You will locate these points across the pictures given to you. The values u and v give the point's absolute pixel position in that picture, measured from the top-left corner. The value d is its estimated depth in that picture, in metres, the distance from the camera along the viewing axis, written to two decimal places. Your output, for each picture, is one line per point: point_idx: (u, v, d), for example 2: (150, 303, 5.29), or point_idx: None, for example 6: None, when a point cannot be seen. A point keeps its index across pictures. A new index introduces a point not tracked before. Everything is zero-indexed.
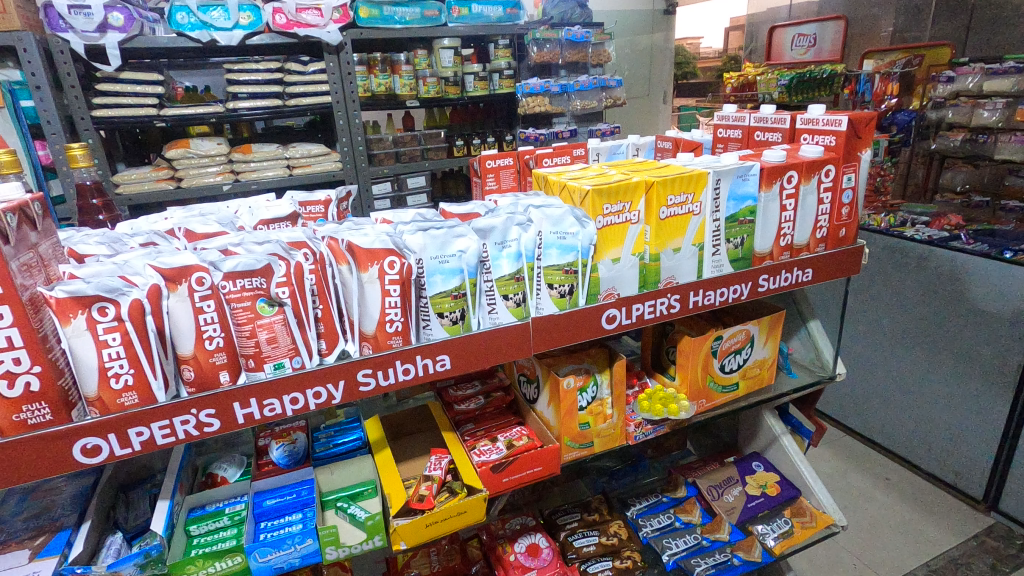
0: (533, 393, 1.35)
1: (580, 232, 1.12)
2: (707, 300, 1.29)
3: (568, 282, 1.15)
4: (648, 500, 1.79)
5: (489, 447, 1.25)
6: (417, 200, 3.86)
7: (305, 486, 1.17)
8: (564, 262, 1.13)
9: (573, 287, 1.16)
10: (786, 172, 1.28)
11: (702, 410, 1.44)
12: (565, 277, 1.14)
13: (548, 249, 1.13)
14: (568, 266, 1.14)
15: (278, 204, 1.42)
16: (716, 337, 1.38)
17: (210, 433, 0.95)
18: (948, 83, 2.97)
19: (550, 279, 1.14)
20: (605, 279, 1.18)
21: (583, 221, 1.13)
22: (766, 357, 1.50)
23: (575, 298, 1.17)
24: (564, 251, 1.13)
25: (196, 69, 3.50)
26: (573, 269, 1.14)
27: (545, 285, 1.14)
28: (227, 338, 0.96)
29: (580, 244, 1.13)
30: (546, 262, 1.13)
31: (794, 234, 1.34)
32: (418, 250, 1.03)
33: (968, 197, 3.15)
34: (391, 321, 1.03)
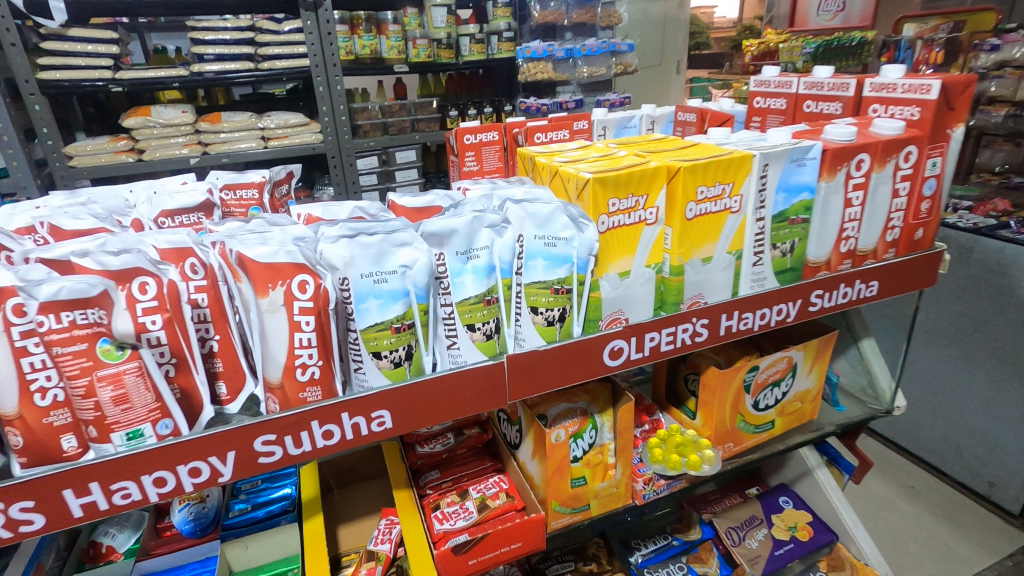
0: (516, 436, 1.06)
1: (575, 238, 0.81)
2: (744, 324, 0.98)
3: (557, 305, 0.84)
4: (655, 542, 1.53)
5: (455, 508, 0.98)
6: (406, 175, 3.46)
7: (206, 568, 0.89)
8: (552, 279, 0.83)
9: (565, 312, 0.85)
10: (854, 155, 0.95)
11: (729, 456, 1.14)
12: (555, 299, 0.83)
13: (530, 260, 0.82)
14: (559, 284, 0.83)
15: (192, 189, 1.10)
16: (751, 368, 1.07)
17: (29, 534, 0.64)
18: (992, 51, 2.49)
19: (532, 301, 0.83)
20: (607, 301, 0.87)
21: (582, 223, 0.81)
22: (810, 388, 1.20)
23: (568, 327, 0.86)
24: (553, 266, 0.82)
25: (172, 30, 3.24)
26: (566, 289, 0.83)
27: (527, 307, 0.84)
28: (64, 394, 0.66)
29: (576, 254, 0.82)
30: (528, 278, 0.83)
31: (858, 237, 1.02)
32: (342, 265, 0.72)
33: (1006, 178, 2.73)
34: (304, 365, 0.72)
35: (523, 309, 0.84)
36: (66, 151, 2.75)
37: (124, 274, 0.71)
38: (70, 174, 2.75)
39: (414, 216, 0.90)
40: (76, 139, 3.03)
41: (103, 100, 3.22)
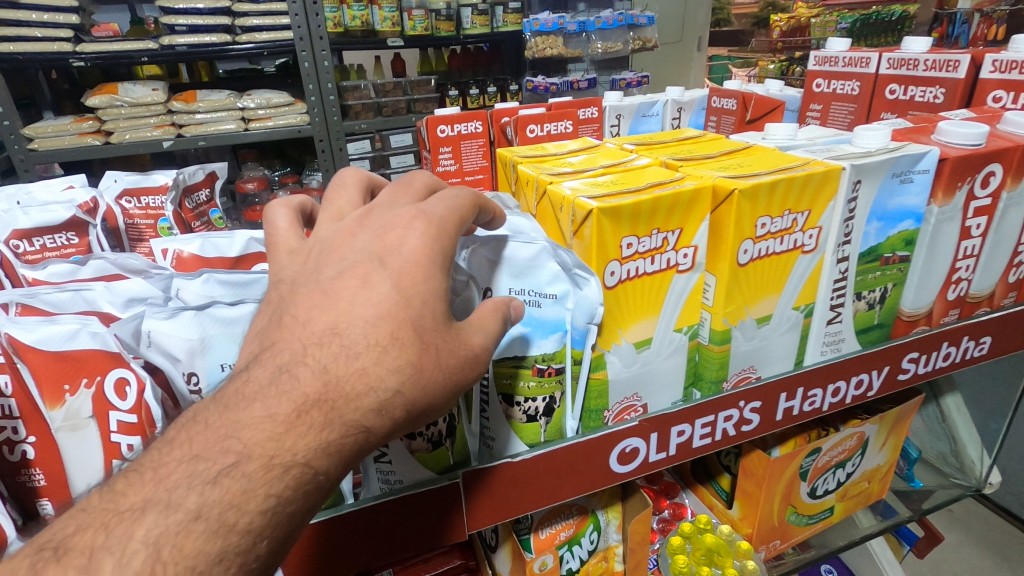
0: (490, 537, 0.75)
1: (569, 297, 0.53)
2: (811, 403, 0.69)
3: (537, 395, 0.56)
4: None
5: None
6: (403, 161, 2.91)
7: None
8: (536, 355, 0.55)
9: (553, 402, 0.57)
10: (982, 167, 0.65)
11: (772, 556, 0.87)
12: (537, 387, 0.56)
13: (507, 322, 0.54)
14: (546, 363, 0.55)
15: (66, 199, 0.82)
16: (811, 452, 0.79)
17: None
18: None
19: (503, 388, 0.56)
20: (615, 383, 0.60)
21: (581, 277, 0.53)
22: (880, 465, 0.92)
23: (558, 422, 0.59)
24: (537, 336, 0.54)
25: None
26: (553, 370, 0.56)
27: (497, 396, 0.56)
28: None
29: (573, 320, 0.54)
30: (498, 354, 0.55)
31: (971, 279, 0.73)
32: (184, 355, 0.44)
33: None
34: None
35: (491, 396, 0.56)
36: (25, 133, 2.28)
37: None
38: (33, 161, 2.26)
39: None
40: (47, 118, 2.62)
41: (77, 75, 2.79)
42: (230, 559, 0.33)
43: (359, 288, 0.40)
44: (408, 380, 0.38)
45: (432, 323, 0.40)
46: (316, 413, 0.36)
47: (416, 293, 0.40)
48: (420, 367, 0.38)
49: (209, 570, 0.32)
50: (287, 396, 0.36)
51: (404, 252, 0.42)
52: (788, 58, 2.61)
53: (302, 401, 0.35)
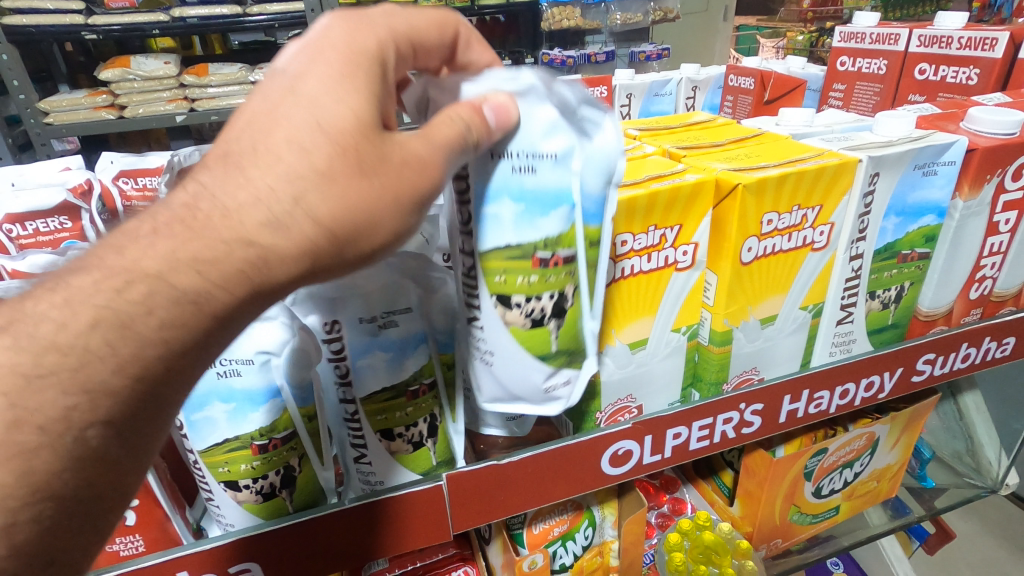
0: (485, 530, 0.76)
1: (574, 153, 0.42)
2: (817, 405, 0.66)
3: (540, 292, 0.45)
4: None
5: None
6: None
7: None
8: (539, 238, 0.43)
9: (565, 298, 0.46)
10: (1014, 158, 0.60)
11: (774, 554, 0.85)
12: (544, 283, 0.45)
13: (495, 200, 0.43)
14: (554, 245, 0.44)
15: (60, 181, 0.81)
16: (817, 452, 0.77)
17: None
18: None
19: (495, 287, 0.45)
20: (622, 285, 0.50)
21: (585, 123, 0.43)
22: (892, 464, 0.89)
23: (572, 324, 0.48)
24: (535, 214, 0.43)
25: None
26: (564, 257, 0.45)
27: (493, 299, 0.46)
28: None
29: (581, 189, 0.43)
30: (486, 244, 0.44)
31: (997, 277, 0.68)
32: None
33: None
34: None
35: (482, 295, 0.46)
36: (41, 107, 2.27)
37: None
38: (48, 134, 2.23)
39: None
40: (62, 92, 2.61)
41: (92, 48, 2.77)
42: (57, 377, 0.29)
43: (262, 106, 0.34)
44: (312, 188, 0.32)
45: (351, 132, 0.34)
46: (184, 226, 0.31)
47: (325, 106, 0.33)
48: (334, 174, 0.33)
49: (26, 385, 0.28)
50: (149, 219, 0.32)
51: (312, 72, 0.35)
52: (819, 29, 2.44)
53: (169, 216, 0.31)
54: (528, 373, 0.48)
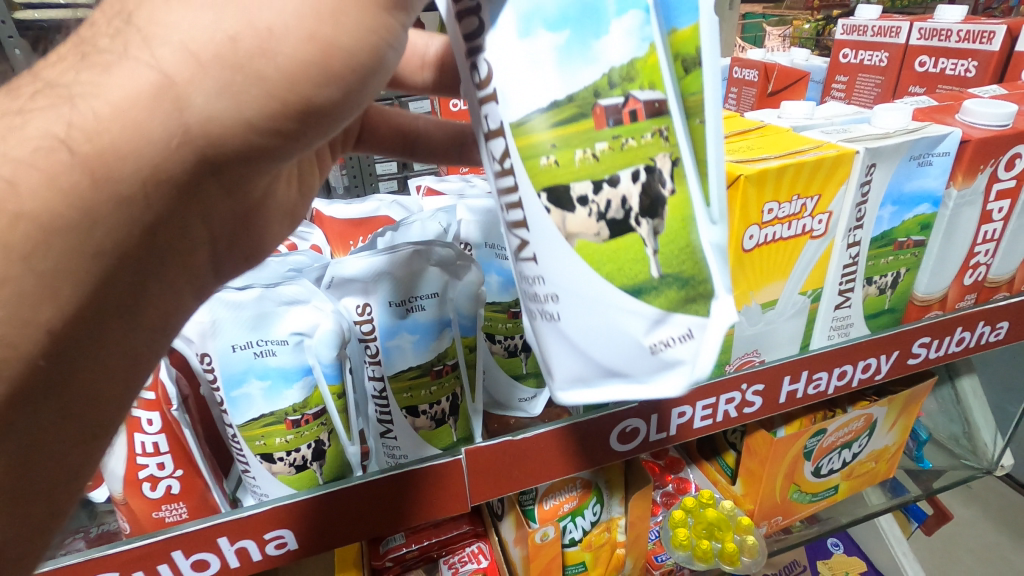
0: (498, 506, 0.81)
1: None
2: (816, 387, 0.69)
3: (609, 174, 0.33)
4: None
5: None
6: None
7: None
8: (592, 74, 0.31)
9: (659, 177, 0.33)
10: (1008, 148, 0.63)
11: (776, 531, 0.89)
12: (619, 155, 0.33)
13: (524, 35, 0.31)
14: (620, 82, 0.32)
15: None
16: (817, 433, 0.80)
17: None
18: None
19: (544, 177, 0.33)
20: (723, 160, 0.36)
21: None
22: (889, 446, 0.92)
23: (684, 236, 0.35)
24: (582, 43, 0.31)
25: None
26: (646, 102, 0.32)
27: (542, 197, 0.33)
28: None
29: None
30: (517, 110, 0.32)
31: (990, 263, 0.71)
32: (199, 337, 0.48)
33: None
34: (152, 475, 0.49)
35: (523, 192, 0.34)
36: None
37: None
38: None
39: (346, 232, 0.68)
40: None
41: None
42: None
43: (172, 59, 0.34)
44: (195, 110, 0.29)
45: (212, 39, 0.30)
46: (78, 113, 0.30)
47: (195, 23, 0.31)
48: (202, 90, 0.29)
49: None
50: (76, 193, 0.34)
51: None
52: (829, 16, 2.41)
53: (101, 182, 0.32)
54: (621, 324, 0.34)
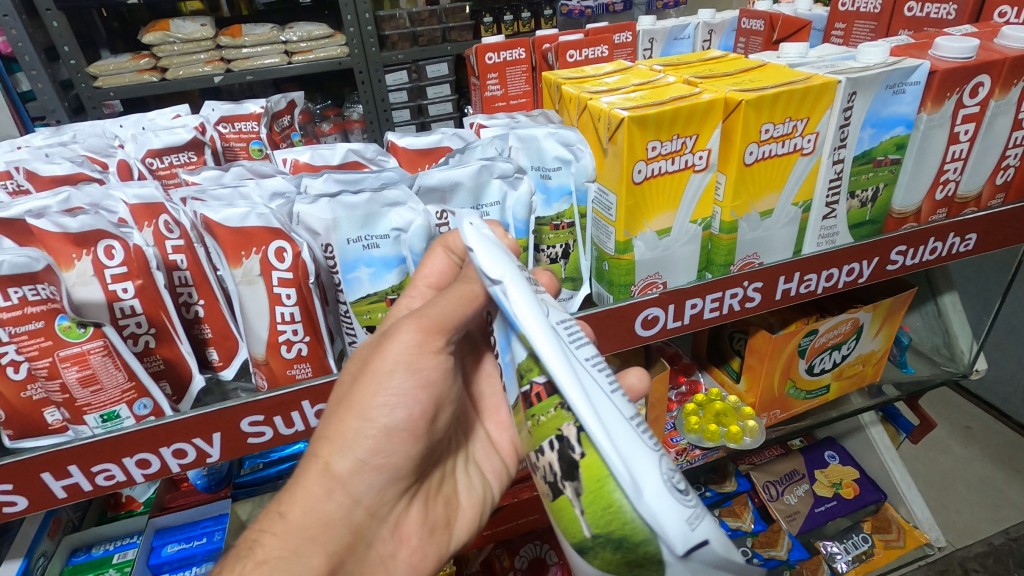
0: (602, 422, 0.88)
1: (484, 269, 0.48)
2: (807, 288, 0.81)
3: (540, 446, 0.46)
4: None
5: None
6: (439, 95, 2.62)
7: (220, 526, 0.89)
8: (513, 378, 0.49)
9: (568, 444, 0.42)
10: (971, 77, 0.75)
11: (773, 422, 1.04)
12: (537, 433, 0.46)
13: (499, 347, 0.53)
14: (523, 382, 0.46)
15: (181, 124, 0.99)
16: (809, 333, 0.94)
17: (13, 515, 0.61)
18: None
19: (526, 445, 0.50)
20: (628, 434, 0.40)
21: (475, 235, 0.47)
22: (875, 351, 1.05)
23: (601, 503, 0.40)
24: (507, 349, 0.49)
25: None
26: (540, 386, 0.44)
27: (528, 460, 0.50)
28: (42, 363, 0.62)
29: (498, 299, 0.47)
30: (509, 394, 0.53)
31: (959, 181, 0.83)
32: (323, 231, 0.62)
33: None
34: (289, 342, 0.64)
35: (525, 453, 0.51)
36: (90, 71, 2.25)
37: (85, 238, 0.64)
38: (100, 97, 2.22)
39: (416, 161, 0.78)
40: (102, 58, 2.66)
41: (126, 13, 2.80)
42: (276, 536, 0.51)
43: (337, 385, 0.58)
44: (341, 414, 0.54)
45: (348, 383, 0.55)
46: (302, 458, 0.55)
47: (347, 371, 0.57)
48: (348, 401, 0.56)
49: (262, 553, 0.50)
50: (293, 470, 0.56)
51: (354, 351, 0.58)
52: None
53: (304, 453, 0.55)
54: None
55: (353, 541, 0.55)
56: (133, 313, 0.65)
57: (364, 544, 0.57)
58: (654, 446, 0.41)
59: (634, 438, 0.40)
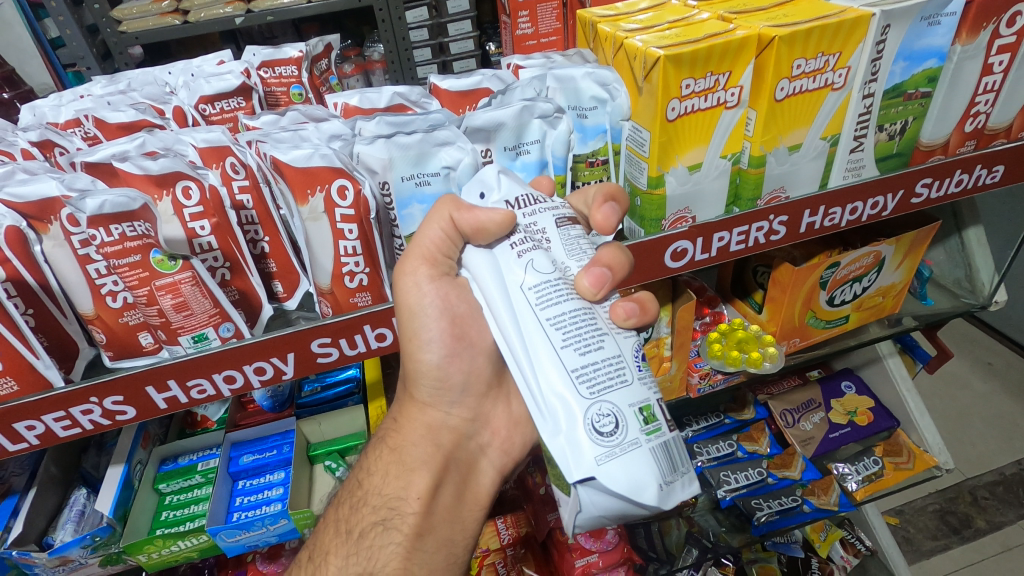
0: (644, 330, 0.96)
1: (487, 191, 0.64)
2: (831, 221, 0.84)
3: None
4: (746, 475, 1.36)
5: None
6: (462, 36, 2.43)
7: (288, 441, 1.00)
8: None
9: None
10: (1009, 6, 0.75)
11: (792, 350, 1.09)
12: None
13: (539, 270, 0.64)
14: None
15: (228, 70, 1.03)
16: (830, 265, 0.98)
17: (125, 422, 0.70)
18: None
19: None
20: (559, 380, 0.52)
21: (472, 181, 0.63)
22: (895, 283, 1.09)
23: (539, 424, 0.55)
24: None
25: None
26: None
27: None
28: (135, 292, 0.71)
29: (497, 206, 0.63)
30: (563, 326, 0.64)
31: (990, 112, 0.84)
32: (381, 170, 0.68)
33: None
34: (351, 272, 0.71)
35: None
36: (113, 16, 2.20)
37: (165, 179, 0.71)
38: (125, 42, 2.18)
39: (458, 101, 0.82)
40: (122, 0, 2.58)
41: None
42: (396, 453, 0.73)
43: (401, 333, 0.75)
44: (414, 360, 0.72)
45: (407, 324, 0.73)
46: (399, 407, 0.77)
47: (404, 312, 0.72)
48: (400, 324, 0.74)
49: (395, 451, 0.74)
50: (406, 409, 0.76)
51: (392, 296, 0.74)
52: None
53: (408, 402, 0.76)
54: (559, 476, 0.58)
55: (457, 439, 0.74)
56: (210, 248, 0.72)
57: (466, 438, 0.74)
58: (587, 395, 0.52)
59: (566, 390, 0.52)
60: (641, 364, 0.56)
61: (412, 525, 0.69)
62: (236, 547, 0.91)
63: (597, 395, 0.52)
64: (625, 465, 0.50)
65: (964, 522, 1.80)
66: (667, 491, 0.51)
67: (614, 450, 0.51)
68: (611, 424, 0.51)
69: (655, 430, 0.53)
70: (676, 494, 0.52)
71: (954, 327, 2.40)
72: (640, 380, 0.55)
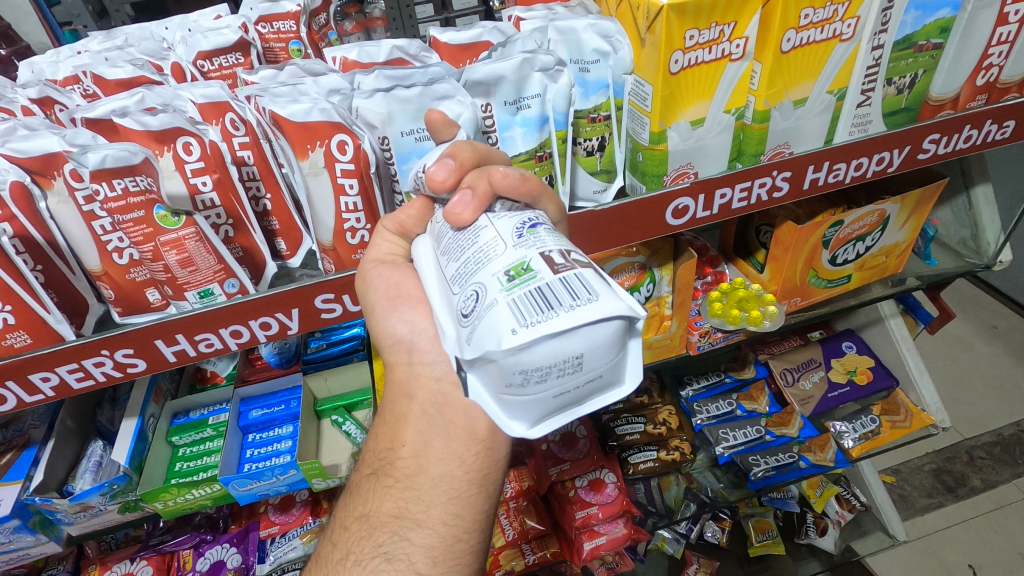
0: (647, 291, 0.97)
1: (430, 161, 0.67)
2: (835, 177, 0.83)
3: None
4: (744, 433, 1.35)
5: None
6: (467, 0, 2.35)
7: (296, 397, 1.03)
8: None
9: None
10: None
11: (793, 309, 1.10)
12: None
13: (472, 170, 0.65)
14: None
15: (225, 24, 1.02)
16: (834, 223, 0.97)
17: (136, 375, 0.72)
18: None
19: None
20: (447, 298, 0.52)
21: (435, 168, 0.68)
22: (899, 243, 1.08)
23: None
24: None
25: None
26: None
27: None
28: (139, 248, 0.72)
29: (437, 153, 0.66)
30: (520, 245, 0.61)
31: (1003, 65, 0.82)
32: (379, 124, 0.68)
33: None
34: (354, 229, 0.72)
35: None
36: None
37: (166, 135, 0.72)
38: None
39: (458, 55, 0.81)
40: None
41: None
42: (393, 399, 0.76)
43: None
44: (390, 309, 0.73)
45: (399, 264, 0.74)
46: None
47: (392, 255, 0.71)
48: None
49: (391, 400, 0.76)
50: None
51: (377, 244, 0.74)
52: None
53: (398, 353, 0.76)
54: None
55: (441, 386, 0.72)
56: (213, 205, 0.73)
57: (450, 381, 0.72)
58: (459, 292, 0.50)
59: (451, 302, 0.52)
60: (517, 234, 0.50)
61: (402, 470, 0.69)
62: (248, 496, 0.94)
63: (464, 284, 0.50)
64: (485, 334, 0.45)
65: (959, 481, 1.83)
66: (523, 335, 0.43)
67: (474, 325, 0.47)
68: (472, 303, 0.48)
69: (521, 283, 0.46)
70: (543, 336, 0.43)
71: (959, 289, 2.40)
72: (512, 248, 0.49)
